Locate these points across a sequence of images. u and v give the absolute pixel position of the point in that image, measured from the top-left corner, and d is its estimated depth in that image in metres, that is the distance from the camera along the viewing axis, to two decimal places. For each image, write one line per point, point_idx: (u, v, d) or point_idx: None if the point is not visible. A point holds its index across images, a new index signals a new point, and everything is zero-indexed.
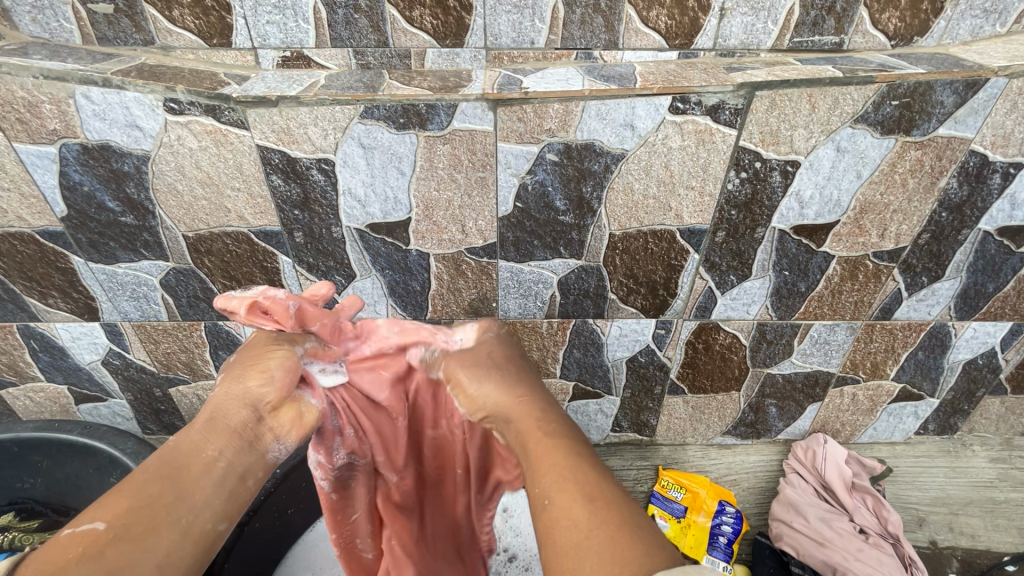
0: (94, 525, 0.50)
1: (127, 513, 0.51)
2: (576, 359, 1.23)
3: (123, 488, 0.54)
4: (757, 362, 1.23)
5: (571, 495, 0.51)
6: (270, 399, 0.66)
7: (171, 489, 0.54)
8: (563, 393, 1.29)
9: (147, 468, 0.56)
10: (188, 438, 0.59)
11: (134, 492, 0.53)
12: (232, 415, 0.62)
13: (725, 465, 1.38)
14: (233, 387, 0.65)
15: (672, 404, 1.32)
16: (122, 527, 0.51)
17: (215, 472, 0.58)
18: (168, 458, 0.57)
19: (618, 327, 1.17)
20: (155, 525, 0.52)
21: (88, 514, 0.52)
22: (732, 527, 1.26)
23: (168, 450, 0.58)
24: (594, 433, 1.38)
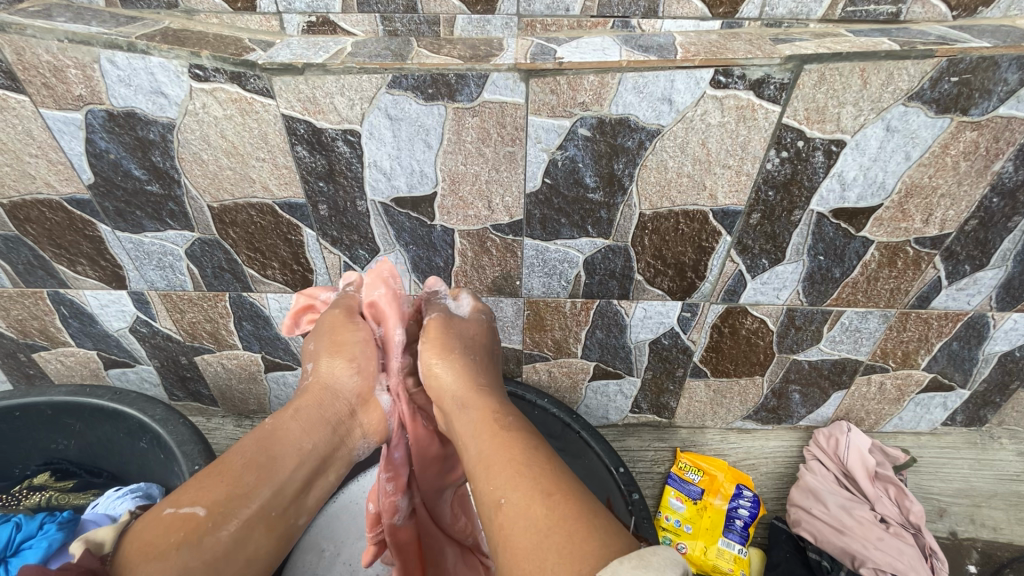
0: (195, 509, 0.67)
1: (237, 490, 0.70)
2: (598, 340, 1.21)
3: (223, 473, 0.71)
4: (784, 348, 1.21)
5: (535, 497, 0.64)
6: (359, 391, 0.90)
7: (266, 477, 0.73)
8: (583, 373, 1.29)
9: (253, 450, 0.75)
10: (286, 429, 0.80)
11: (239, 476, 0.72)
12: (326, 405, 0.86)
13: (744, 449, 1.37)
14: (337, 377, 0.89)
15: (693, 388, 1.30)
16: (217, 515, 0.67)
17: (302, 461, 0.78)
18: (265, 449, 0.76)
19: (642, 308, 1.15)
20: (261, 506, 0.71)
21: (189, 497, 0.68)
22: (749, 510, 1.27)
23: (268, 435, 0.78)
24: (612, 414, 1.38)
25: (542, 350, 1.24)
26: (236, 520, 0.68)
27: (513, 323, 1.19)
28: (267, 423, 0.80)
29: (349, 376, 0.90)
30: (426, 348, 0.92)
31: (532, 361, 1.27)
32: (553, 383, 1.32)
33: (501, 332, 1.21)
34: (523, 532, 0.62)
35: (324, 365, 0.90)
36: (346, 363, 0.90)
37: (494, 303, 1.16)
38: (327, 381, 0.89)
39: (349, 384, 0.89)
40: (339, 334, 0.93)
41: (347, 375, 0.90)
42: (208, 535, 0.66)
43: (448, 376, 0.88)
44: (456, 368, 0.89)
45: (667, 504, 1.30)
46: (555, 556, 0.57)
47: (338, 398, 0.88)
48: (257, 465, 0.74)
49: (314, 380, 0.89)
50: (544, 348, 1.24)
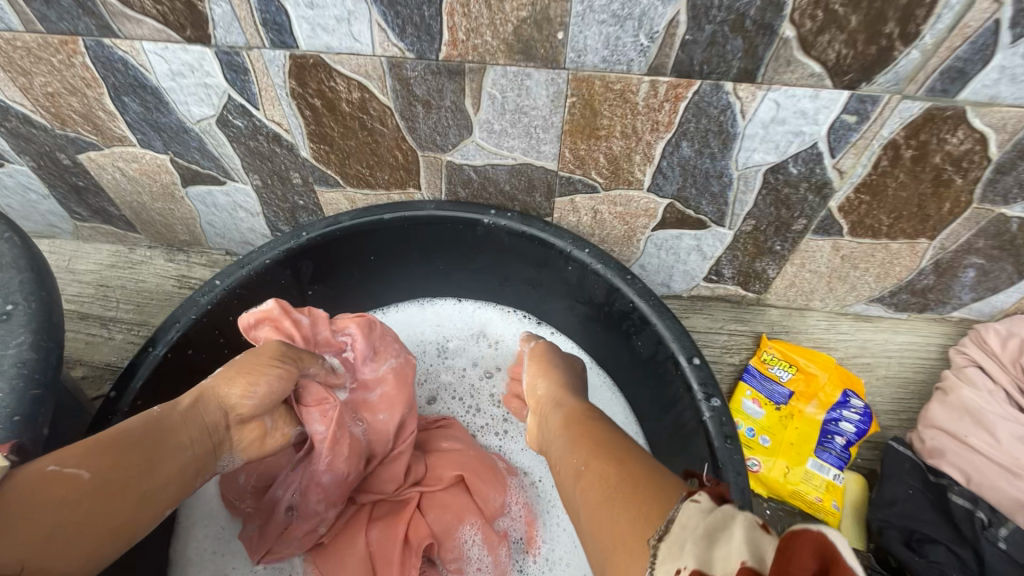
0: (77, 471, 0.50)
1: (122, 467, 0.52)
2: (682, 161, 0.75)
3: (105, 445, 0.53)
4: (993, 194, 0.73)
5: (598, 455, 0.54)
6: (244, 412, 0.64)
7: (148, 467, 0.55)
8: (646, 218, 0.84)
9: (139, 432, 0.56)
10: (175, 416, 0.59)
11: (132, 453, 0.54)
12: (209, 412, 0.62)
13: (858, 343, 0.97)
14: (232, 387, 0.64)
15: (812, 251, 0.86)
16: (99, 487, 0.51)
17: (182, 469, 0.58)
18: (155, 432, 0.57)
19: (773, 103, 0.66)
20: (137, 492, 0.53)
21: (74, 451, 0.51)
22: (856, 426, 0.90)
23: (161, 420, 0.58)
24: (677, 281, 0.96)
25: (588, 175, 0.79)
26: (112, 500, 0.51)
27: (547, 123, 0.72)
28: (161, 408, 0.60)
29: (252, 405, 0.64)
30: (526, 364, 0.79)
31: (570, 194, 0.82)
32: (598, 231, 0.88)
33: (525, 139, 0.75)
34: (594, 500, 0.49)
35: (212, 380, 0.64)
36: (246, 385, 0.64)
37: (517, 81, 0.68)
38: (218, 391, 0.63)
39: (242, 407, 0.64)
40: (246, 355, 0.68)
41: (239, 397, 0.64)
42: (87, 507, 0.49)
43: (543, 387, 0.74)
44: (552, 383, 0.74)
45: (739, 407, 0.94)
46: (628, 519, 0.44)
47: (224, 408, 0.63)
48: (145, 452, 0.55)
49: (198, 388, 0.63)
50: (592, 170, 0.78)
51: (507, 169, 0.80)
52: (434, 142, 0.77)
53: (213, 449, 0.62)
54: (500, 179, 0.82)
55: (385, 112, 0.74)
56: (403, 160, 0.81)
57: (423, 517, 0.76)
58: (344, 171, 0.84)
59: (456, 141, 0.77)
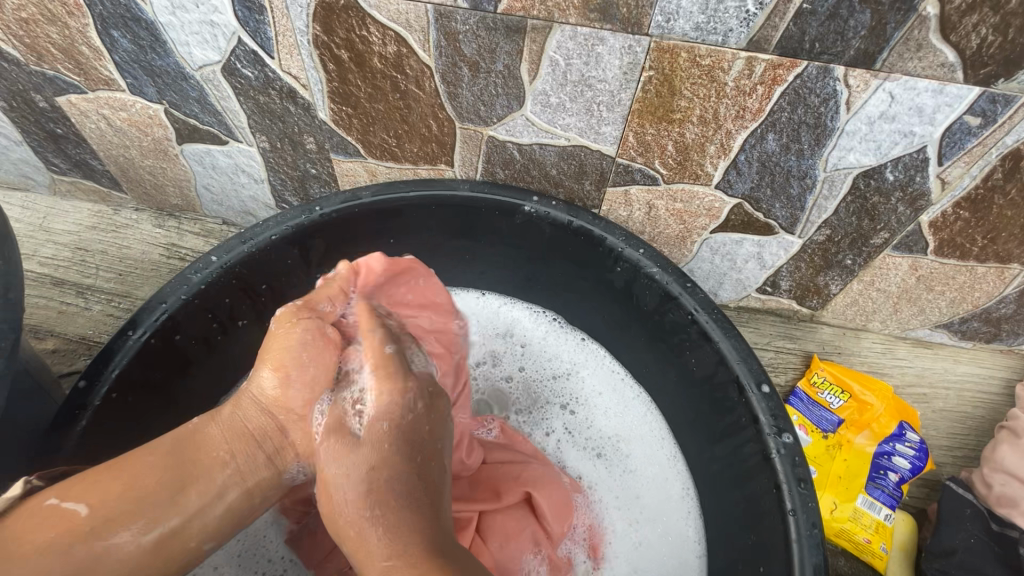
0: (77, 504, 0.46)
1: (134, 499, 0.47)
2: (763, 156, 0.65)
3: (119, 466, 0.48)
4: None
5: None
6: (290, 407, 0.53)
7: (171, 490, 0.48)
8: (707, 218, 0.75)
9: (163, 454, 0.50)
10: (205, 429, 0.52)
11: (139, 475, 0.48)
12: (254, 416, 0.53)
13: (914, 371, 0.88)
14: (268, 378, 0.53)
15: (887, 268, 0.76)
16: (104, 518, 0.46)
17: (215, 484, 0.50)
18: (177, 447, 0.50)
19: (887, 95, 0.56)
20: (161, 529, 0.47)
21: (82, 481, 0.48)
22: (911, 464, 0.81)
23: (193, 433, 0.52)
24: (726, 290, 0.87)
25: (650, 164, 0.68)
26: (119, 549, 0.46)
27: (613, 99, 0.62)
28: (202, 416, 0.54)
29: (293, 394, 0.53)
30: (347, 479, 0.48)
31: (625, 184, 0.72)
32: (649, 229, 0.78)
33: (584, 117, 0.64)
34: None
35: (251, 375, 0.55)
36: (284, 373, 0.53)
37: (586, 46, 0.57)
38: (259, 387, 0.54)
39: (283, 399, 0.53)
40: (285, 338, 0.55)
41: (274, 388, 0.53)
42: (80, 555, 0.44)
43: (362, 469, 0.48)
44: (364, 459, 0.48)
45: None
46: None
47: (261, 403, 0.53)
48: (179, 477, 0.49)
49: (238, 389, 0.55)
50: (656, 160, 0.68)
51: (556, 150, 0.70)
52: (477, 111, 0.66)
53: (268, 458, 0.53)
54: (546, 162, 0.71)
55: (423, 72, 0.63)
56: (437, 131, 0.70)
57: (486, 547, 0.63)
58: (367, 138, 0.73)
59: (503, 112, 0.66)
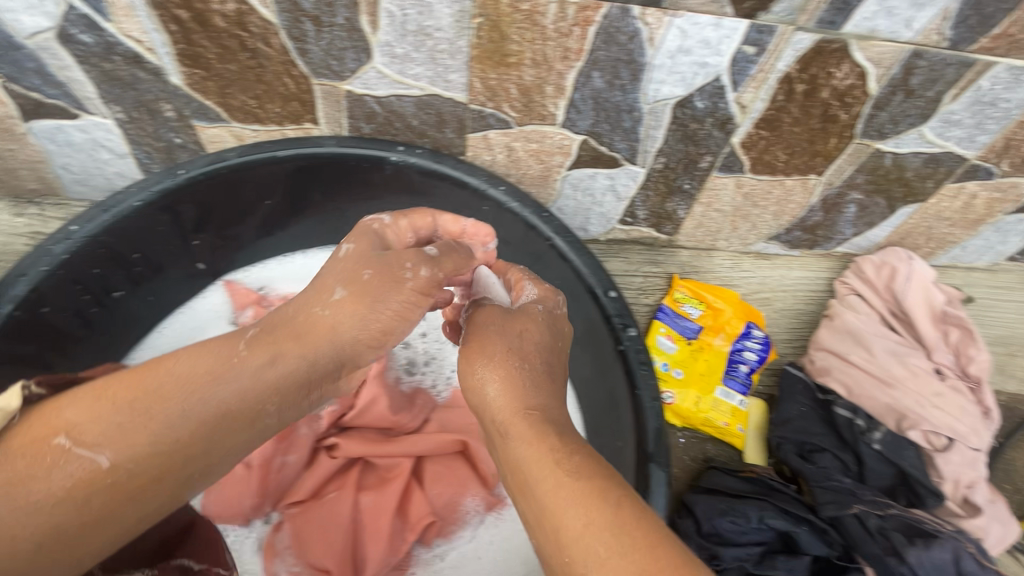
0: (99, 455, 0.42)
1: (157, 450, 0.44)
2: (594, 94, 0.73)
3: (150, 412, 0.45)
4: (871, 128, 0.78)
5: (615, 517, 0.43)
6: (358, 360, 0.56)
7: (195, 440, 0.46)
8: (561, 155, 0.83)
9: (184, 392, 0.46)
10: (251, 374, 0.49)
11: (163, 427, 0.45)
12: (322, 364, 0.53)
13: (758, 280, 1.03)
14: (350, 315, 0.54)
15: (718, 189, 0.89)
16: (131, 469, 0.43)
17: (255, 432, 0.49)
18: (229, 394, 0.48)
19: (679, 31, 0.66)
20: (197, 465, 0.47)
21: (93, 426, 0.43)
22: (757, 355, 0.96)
23: (239, 373, 0.49)
24: (594, 224, 0.96)
25: (500, 108, 0.75)
26: (144, 494, 0.44)
27: (452, 47, 0.68)
28: (247, 345, 0.50)
29: (391, 317, 0.56)
30: (511, 321, 0.63)
31: (482, 128, 0.78)
32: (513, 171, 0.85)
33: (431, 66, 0.70)
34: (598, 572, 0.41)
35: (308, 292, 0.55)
36: (374, 305, 0.55)
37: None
38: (341, 327, 0.54)
39: (313, 325, 0.53)
40: (380, 294, 0.55)
41: (388, 316, 0.56)
42: (118, 503, 0.43)
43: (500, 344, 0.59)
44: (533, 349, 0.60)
45: (654, 344, 0.97)
46: (615, 537, 0.42)
47: (333, 337, 0.53)
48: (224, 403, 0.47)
49: (316, 317, 0.53)
50: (504, 103, 0.74)
51: (413, 100, 0.74)
52: (330, 65, 0.70)
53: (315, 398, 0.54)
54: (407, 113, 0.76)
55: (268, 29, 0.66)
56: (296, 89, 0.73)
57: (424, 491, 0.68)
58: (226, 101, 0.74)
59: (354, 67, 0.70)
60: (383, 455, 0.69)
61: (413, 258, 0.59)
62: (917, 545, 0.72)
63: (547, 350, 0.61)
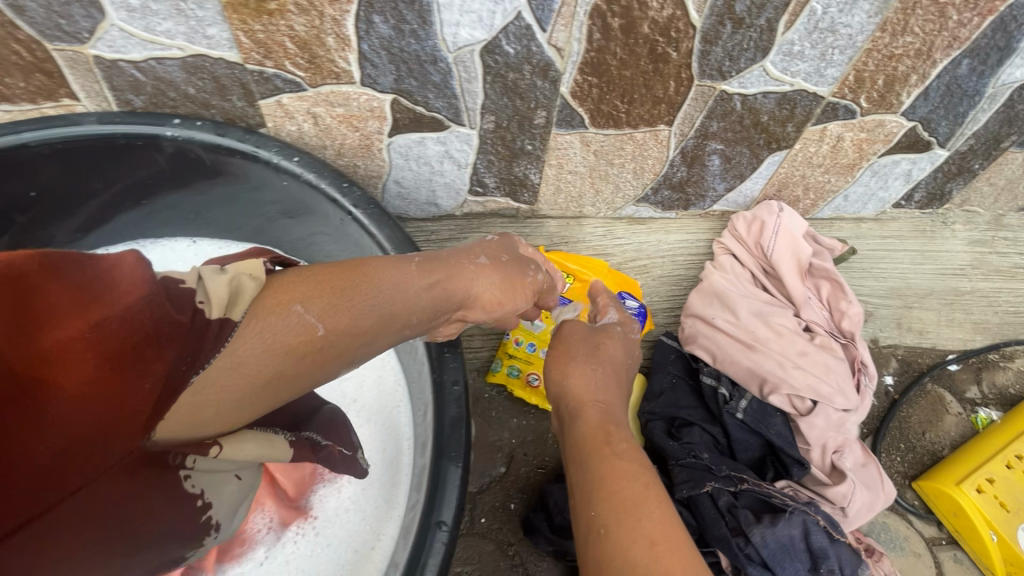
0: (314, 324, 0.43)
1: (290, 353, 0.43)
2: (385, 43, 0.64)
3: (347, 289, 0.46)
4: (709, 67, 0.70)
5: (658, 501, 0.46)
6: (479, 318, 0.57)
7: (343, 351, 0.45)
8: (375, 120, 0.73)
9: (346, 274, 0.47)
10: (413, 295, 0.49)
11: (361, 313, 0.46)
12: (456, 294, 0.53)
13: (633, 247, 0.96)
14: (490, 278, 0.55)
15: (565, 148, 0.81)
16: (312, 349, 0.43)
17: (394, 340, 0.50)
18: (405, 298, 0.49)
19: None
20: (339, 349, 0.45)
21: (296, 288, 0.44)
22: None
23: (387, 282, 0.48)
24: (442, 197, 0.87)
25: (283, 67, 0.65)
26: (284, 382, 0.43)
27: None
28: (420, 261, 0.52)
29: (494, 283, 0.55)
30: (568, 351, 0.63)
31: (272, 92, 0.68)
32: (328, 141, 0.76)
33: (180, 19, 0.60)
34: (646, 545, 0.43)
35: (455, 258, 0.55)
36: (517, 287, 0.57)
37: None
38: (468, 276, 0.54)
39: (481, 278, 0.54)
40: (512, 270, 0.57)
41: (486, 290, 0.55)
42: (292, 368, 0.42)
43: (618, 351, 0.64)
44: (617, 350, 0.64)
45: None
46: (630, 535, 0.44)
47: (470, 285, 0.54)
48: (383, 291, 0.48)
49: (455, 270, 0.54)
50: (284, 61, 0.65)
51: (178, 63, 0.64)
52: (58, 24, 0.59)
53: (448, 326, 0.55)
54: (178, 80, 0.66)
55: None
56: (32, 57, 0.62)
57: None
58: None
59: (89, 26, 0.59)
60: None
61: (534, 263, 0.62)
62: (764, 522, 0.67)
63: (621, 367, 0.63)
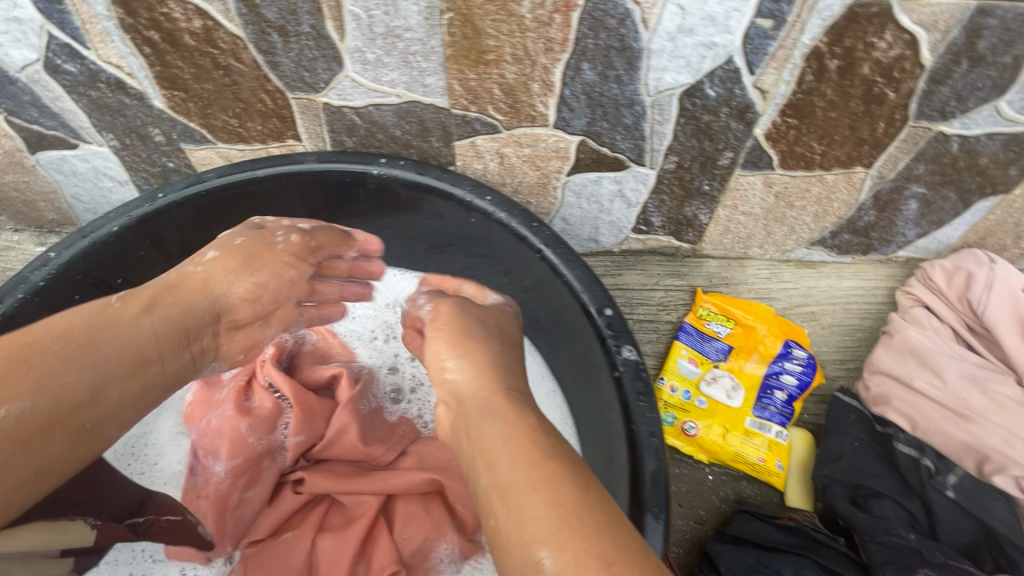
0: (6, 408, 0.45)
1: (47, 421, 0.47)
2: (588, 89, 0.65)
3: (33, 365, 0.47)
4: (929, 108, 0.65)
5: (570, 525, 0.39)
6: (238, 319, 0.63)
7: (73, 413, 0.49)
8: (558, 160, 0.75)
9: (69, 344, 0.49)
10: (123, 330, 0.52)
11: (64, 384, 0.48)
12: (195, 315, 0.58)
13: (800, 292, 0.90)
14: (230, 282, 0.61)
15: (744, 189, 0.77)
16: (42, 421, 0.46)
17: (143, 380, 0.54)
18: (101, 350, 0.51)
19: (676, 9, 0.57)
20: (89, 395, 0.49)
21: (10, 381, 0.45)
22: (798, 379, 0.84)
23: (106, 332, 0.51)
24: (605, 233, 0.87)
25: (485, 111, 0.69)
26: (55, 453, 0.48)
27: (425, 47, 0.62)
28: (121, 299, 0.54)
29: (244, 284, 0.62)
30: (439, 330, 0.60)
31: (468, 133, 0.72)
32: (509, 179, 0.78)
33: (405, 69, 0.65)
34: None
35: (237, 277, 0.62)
36: (228, 277, 0.61)
37: None
38: (214, 284, 0.61)
39: (227, 279, 0.61)
40: (267, 265, 0.64)
41: (239, 296, 0.62)
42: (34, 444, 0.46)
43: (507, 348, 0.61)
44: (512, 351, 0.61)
45: (675, 369, 0.86)
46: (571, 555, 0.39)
47: (209, 293, 0.60)
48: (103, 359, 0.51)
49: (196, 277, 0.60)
50: (488, 106, 0.68)
51: (392, 108, 0.70)
52: (301, 76, 0.66)
53: (191, 358, 0.58)
54: (389, 124, 0.72)
55: (237, 44, 0.63)
56: (273, 105, 0.70)
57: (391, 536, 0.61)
58: (209, 122, 0.73)
59: (326, 77, 0.66)
60: (350, 492, 0.63)
61: (284, 227, 0.68)
62: None
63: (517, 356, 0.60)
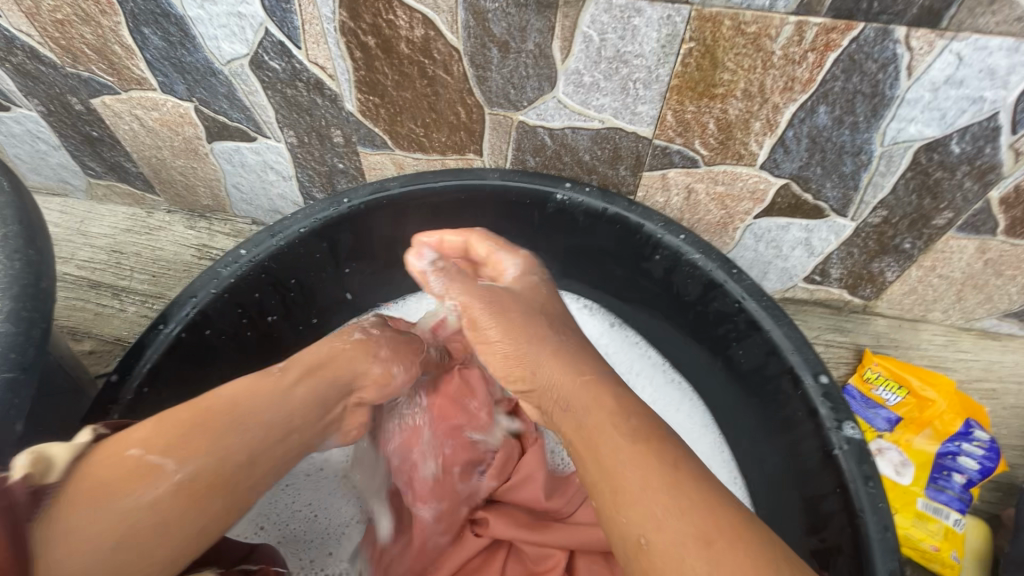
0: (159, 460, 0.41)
1: (191, 487, 0.42)
2: (814, 132, 0.60)
3: (203, 427, 0.44)
4: None
5: (688, 510, 0.38)
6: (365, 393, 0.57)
7: (220, 480, 0.43)
8: (751, 201, 0.70)
9: (238, 409, 0.46)
10: (286, 392, 0.50)
11: (221, 439, 0.44)
12: (336, 378, 0.54)
13: (982, 366, 0.82)
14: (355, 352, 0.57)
15: (950, 251, 0.71)
16: (189, 476, 0.42)
17: (287, 450, 0.49)
18: (257, 406, 0.47)
19: (953, 58, 0.51)
20: (243, 458, 0.45)
21: (166, 433, 0.43)
22: (982, 464, 0.73)
23: (268, 393, 0.49)
24: (771, 278, 0.82)
25: (689, 145, 0.65)
26: (187, 527, 0.42)
27: (649, 76, 0.58)
28: (279, 369, 0.52)
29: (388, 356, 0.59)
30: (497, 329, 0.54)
31: (662, 165, 0.68)
32: (688, 214, 0.74)
33: (618, 95, 0.61)
34: (650, 503, 0.39)
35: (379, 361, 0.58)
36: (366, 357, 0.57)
37: (619, 16, 0.53)
38: (357, 362, 0.56)
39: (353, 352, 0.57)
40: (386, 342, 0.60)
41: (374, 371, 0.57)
42: (178, 501, 0.41)
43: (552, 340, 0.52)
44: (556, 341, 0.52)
45: None
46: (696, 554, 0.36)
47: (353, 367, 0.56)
48: (243, 444, 0.45)
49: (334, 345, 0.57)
50: (695, 139, 0.64)
51: (589, 132, 0.67)
52: (505, 92, 0.64)
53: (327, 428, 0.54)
54: (580, 147, 0.69)
55: (451, 56, 0.61)
56: (466, 118, 0.68)
57: None
58: (394, 129, 0.72)
59: (532, 95, 0.63)
60: (536, 544, 0.61)
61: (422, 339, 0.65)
62: None
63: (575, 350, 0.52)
